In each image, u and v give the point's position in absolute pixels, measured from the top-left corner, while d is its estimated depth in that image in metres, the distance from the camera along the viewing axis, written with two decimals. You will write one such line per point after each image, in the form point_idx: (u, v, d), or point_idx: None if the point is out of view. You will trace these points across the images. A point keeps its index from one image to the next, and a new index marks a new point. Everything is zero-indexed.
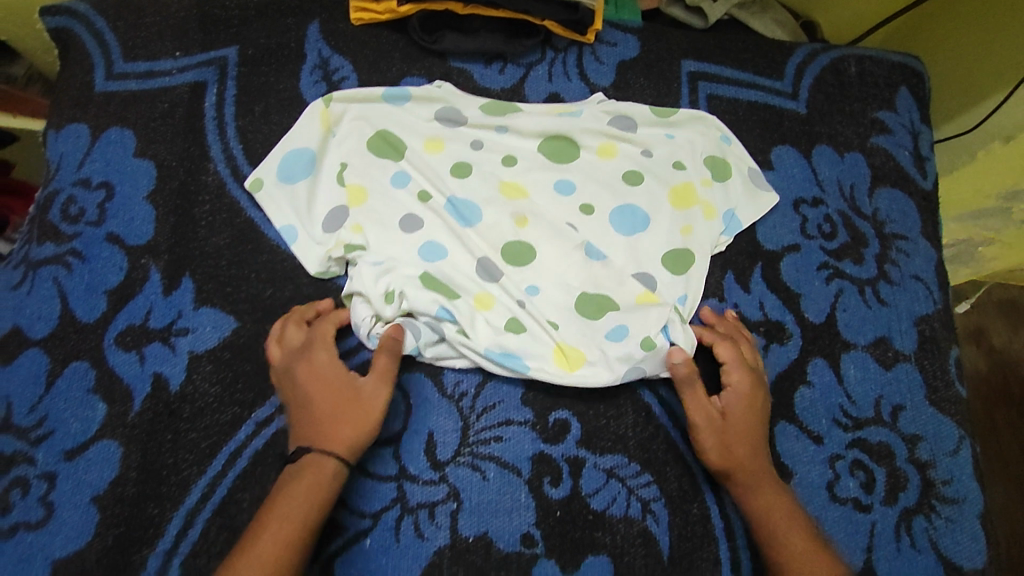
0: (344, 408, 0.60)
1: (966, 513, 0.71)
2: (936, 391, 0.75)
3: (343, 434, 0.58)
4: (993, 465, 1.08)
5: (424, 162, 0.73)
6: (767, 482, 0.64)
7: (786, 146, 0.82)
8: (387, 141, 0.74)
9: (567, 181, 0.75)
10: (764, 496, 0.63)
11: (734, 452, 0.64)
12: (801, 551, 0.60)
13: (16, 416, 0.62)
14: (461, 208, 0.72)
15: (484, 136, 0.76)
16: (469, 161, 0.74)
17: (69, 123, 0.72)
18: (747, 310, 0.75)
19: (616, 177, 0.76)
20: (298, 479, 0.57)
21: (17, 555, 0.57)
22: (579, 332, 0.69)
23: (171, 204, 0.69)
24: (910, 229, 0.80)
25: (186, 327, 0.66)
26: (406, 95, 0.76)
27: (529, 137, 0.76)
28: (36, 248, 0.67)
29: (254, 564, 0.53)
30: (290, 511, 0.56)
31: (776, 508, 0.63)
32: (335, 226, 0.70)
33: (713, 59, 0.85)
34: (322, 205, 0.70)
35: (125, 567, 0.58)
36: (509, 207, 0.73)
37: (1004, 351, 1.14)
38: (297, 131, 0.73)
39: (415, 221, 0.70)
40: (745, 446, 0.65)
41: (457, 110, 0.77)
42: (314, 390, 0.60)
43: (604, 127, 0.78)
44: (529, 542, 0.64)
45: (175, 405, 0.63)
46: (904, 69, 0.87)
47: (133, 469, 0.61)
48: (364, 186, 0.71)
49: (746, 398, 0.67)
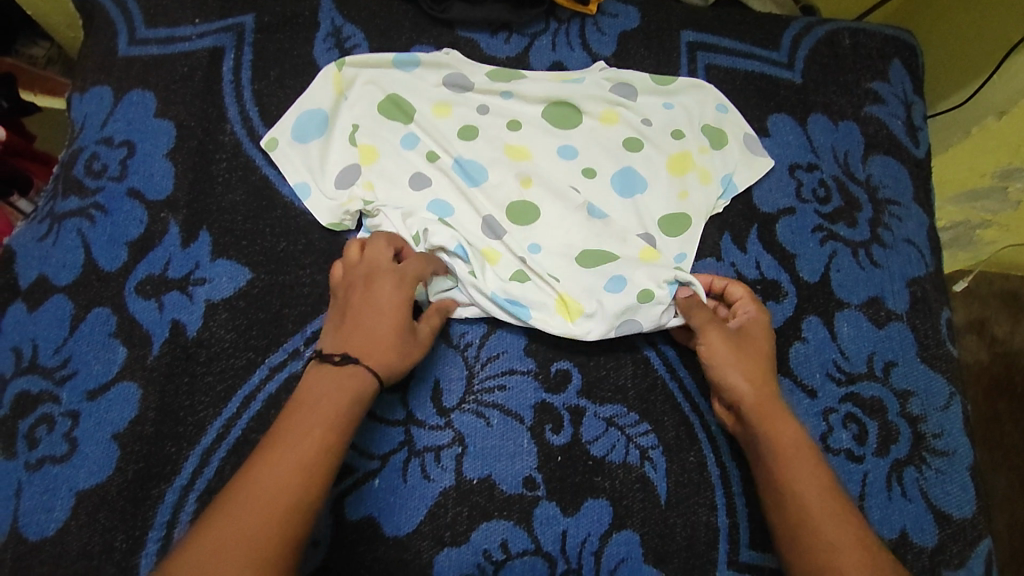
0: (399, 346, 0.61)
1: (955, 465, 0.72)
2: (927, 348, 0.76)
3: (382, 363, 0.59)
4: (995, 454, 1.09)
5: (432, 125, 0.76)
6: (783, 416, 0.63)
7: (783, 114, 0.84)
8: (397, 105, 0.77)
9: (570, 146, 0.78)
10: (778, 428, 0.62)
11: (758, 384, 0.64)
12: (812, 487, 0.58)
13: (43, 357, 0.65)
14: (468, 169, 0.74)
15: (490, 102, 0.79)
16: (476, 125, 0.77)
17: (94, 86, 0.76)
18: (744, 268, 0.77)
19: (616, 142, 0.78)
20: (320, 395, 0.56)
21: (44, 485, 0.61)
22: (580, 285, 0.71)
23: (189, 161, 0.73)
24: (902, 194, 0.83)
25: (203, 277, 0.69)
26: (416, 60, 0.79)
27: (533, 103, 0.79)
28: (62, 202, 0.71)
29: (280, 477, 0.51)
30: (301, 447, 0.53)
31: (791, 442, 0.61)
32: (348, 183, 0.73)
33: (712, 30, 0.87)
34: (335, 164, 0.74)
35: (143, 500, 0.61)
36: (513, 168, 0.75)
37: (1006, 341, 1.16)
38: (312, 94, 0.76)
39: (424, 180, 0.73)
40: (762, 378, 0.65)
41: (462, 75, 0.80)
42: (382, 299, 0.62)
43: (605, 95, 0.81)
44: (531, 485, 0.66)
45: (192, 349, 0.66)
46: (898, 42, 0.89)
47: (151, 410, 0.64)
48: (375, 146, 0.74)
49: (760, 333, 0.68)
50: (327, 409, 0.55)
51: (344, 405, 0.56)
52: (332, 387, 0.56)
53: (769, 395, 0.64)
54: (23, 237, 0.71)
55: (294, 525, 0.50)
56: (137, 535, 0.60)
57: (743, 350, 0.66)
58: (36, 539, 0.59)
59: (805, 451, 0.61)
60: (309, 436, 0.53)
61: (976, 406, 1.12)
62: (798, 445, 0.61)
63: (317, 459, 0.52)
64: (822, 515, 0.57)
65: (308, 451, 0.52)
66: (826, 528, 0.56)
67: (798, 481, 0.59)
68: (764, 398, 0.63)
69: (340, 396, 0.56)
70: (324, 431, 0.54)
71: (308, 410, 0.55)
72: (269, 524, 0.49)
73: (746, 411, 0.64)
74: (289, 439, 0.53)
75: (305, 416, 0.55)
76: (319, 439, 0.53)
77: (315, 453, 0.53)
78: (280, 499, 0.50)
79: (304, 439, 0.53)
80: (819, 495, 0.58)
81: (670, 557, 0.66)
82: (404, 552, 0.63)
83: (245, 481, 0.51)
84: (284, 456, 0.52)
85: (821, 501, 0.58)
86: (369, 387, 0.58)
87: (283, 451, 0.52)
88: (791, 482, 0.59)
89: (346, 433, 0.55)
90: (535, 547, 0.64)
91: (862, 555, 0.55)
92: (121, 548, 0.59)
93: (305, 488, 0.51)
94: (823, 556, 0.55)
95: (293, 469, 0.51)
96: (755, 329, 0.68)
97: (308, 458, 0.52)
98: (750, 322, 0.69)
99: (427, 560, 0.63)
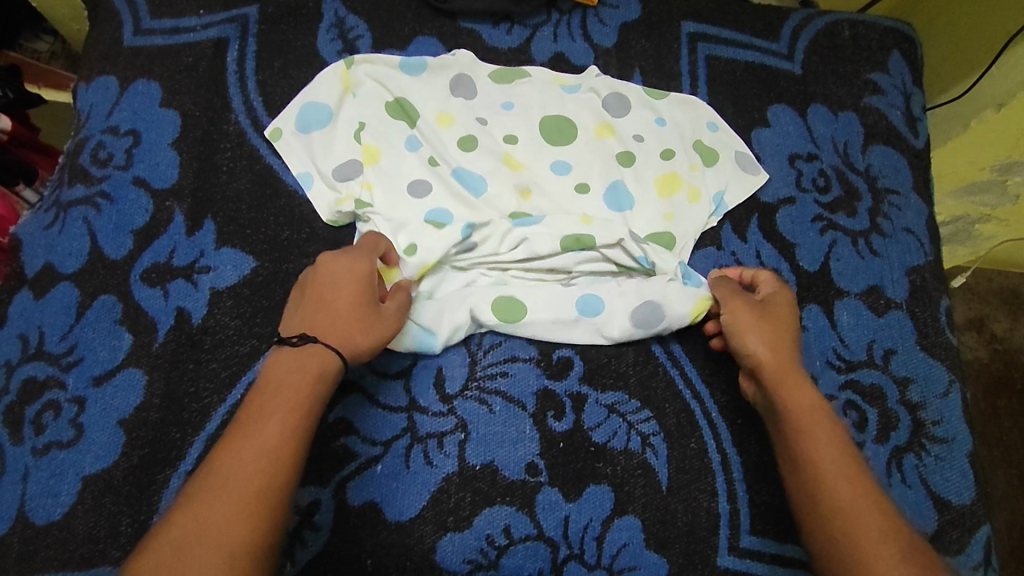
0: (362, 320, 0.60)
1: (954, 452, 0.73)
2: (927, 337, 0.77)
3: (348, 342, 0.59)
4: (995, 452, 1.09)
5: (434, 133, 0.76)
6: (801, 380, 0.63)
7: (782, 105, 0.85)
8: (402, 107, 0.77)
9: (563, 160, 0.78)
10: (796, 397, 0.62)
11: (774, 346, 0.65)
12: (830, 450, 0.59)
13: (49, 344, 0.66)
14: (468, 178, 0.75)
15: (489, 112, 0.79)
16: (476, 135, 0.77)
17: (99, 75, 0.76)
18: (744, 257, 0.78)
19: (610, 156, 0.78)
20: (281, 387, 0.55)
21: (50, 470, 0.61)
22: (597, 205, 0.76)
23: (194, 151, 0.74)
24: (902, 184, 0.83)
25: (208, 265, 0.69)
26: (422, 64, 0.80)
27: (533, 115, 0.80)
28: (68, 191, 0.72)
29: (247, 464, 0.51)
30: (265, 435, 0.53)
31: (806, 406, 0.62)
32: (348, 179, 0.73)
33: (712, 21, 0.88)
34: (336, 160, 0.74)
35: (149, 485, 0.62)
36: (512, 179, 0.76)
37: (1005, 339, 1.17)
38: (318, 89, 0.77)
39: (423, 183, 0.73)
40: (779, 340, 0.65)
41: (470, 78, 0.80)
42: (344, 282, 0.61)
43: (601, 110, 0.81)
44: (533, 471, 0.67)
45: (197, 336, 0.67)
46: (897, 33, 0.90)
47: (157, 396, 0.64)
48: (377, 147, 0.74)
49: (781, 304, 0.68)
50: (292, 394, 0.55)
51: (307, 389, 0.56)
52: (293, 368, 0.56)
53: (792, 364, 0.64)
54: (29, 225, 0.72)
55: (260, 515, 0.50)
56: (143, 519, 0.61)
57: (771, 321, 0.66)
58: (44, 523, 0.60)
59: (822, 417, 0.61)
60: (269, 423, 0.53)
61: (976, 404, 1.12)
62: (814, 413, 0.61)
63: (280, 446, 0.52)
64: (838, 480, 0.57)
65: (269, 438, 0.52)
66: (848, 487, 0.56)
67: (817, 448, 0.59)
68: (787, 367, 0.64)
69: (304, 379, 0.56)
70: (287, 418, 0.54)
71: (270, 396, 0.55)
72: (232, 515, 0.49)
73: (767, 380, 0.64)
74: (253, 427, 0.53)
75: (268, 403, 0.55)
76: (281, 425, 0.53)
77: (274, 445, 0.52)
78: (241, 488, 0.50)
79: (269, 427, 0.53)
80: (838, 460, 0.58)
81: (672, 542, 0.66)
82: (408, 537, 0.63)
83: (215, 469, 0.51)
84: (245, 446, 0.52)
85: (841, 462, 0.58)
86: (334, 366, 0.57)
87: (245, 440, 0.52)
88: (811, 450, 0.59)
89: (310, 418, 0.55)
90: (537, 532, 0.65)
91: (878, 520, 0.54)
92: (126, 532, 0.60)
93: (269, 478, 0.51)
94: (842, 523, 0.55)
95: (257, 457, 0.51)
96: (781, 302, 0.68)
97: (270, 446, 0.52)
98: (777, 296, 0.69)
99: (430, 544, 0.63)
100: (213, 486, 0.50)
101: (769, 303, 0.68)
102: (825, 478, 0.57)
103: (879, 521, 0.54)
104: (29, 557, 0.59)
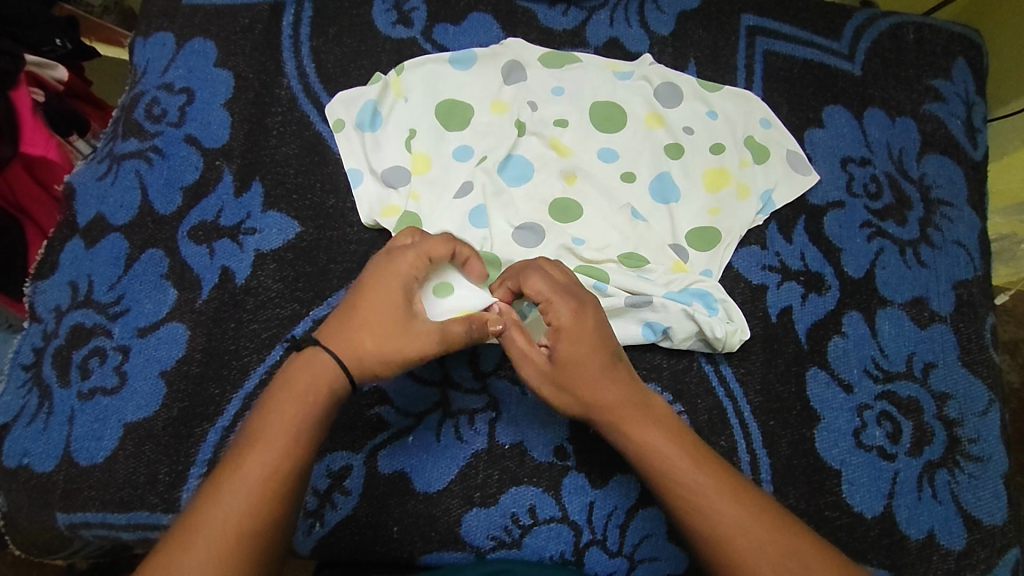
0: (380, 333, 0.54)
1: (989, 472, 0.71)
2: (969, 353, 0.75)
3: (354, 357, 0.54)
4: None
5: (487, 121, 0.76)
6: (639, 414, 0.57)
7: (839, 106, 0.83)
8: (454, 111, 0.76)
9: (611, 148, 0.77)
10: (638, 433, 0.57)
11: (593, 394, 0.57)
12: (684, 474, 0.55)
13: (97, 293, 0.67)
14: (515, 169, 0.75)
15: (539, 96, 0.78)
16: (525, 120, 0.77)
17: (157, 32, 0.78)
18: (788, 259, 0.76)
19: (657, 147, 0.77)
20: (276, 411, 0.51)
21: (94, 415, 0.63)
22: (642, 195, 0.76)
23: (246, 113, 0.74)
24: (956, 196, 0.81)
25: (254, 227, 0.70)
26: (474, 56, 0.79)
27: (583, 101, 0.79)
28: (122, 144, 0.73)
29: (242, 485, 0.48)
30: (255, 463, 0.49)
31: (647, 435, 0.57)
32: (395, 186, 0.72)
33: (773, 15, 0.86)
34: (387, 161, 0.73)
35: (187, 437, 0.63)
36: (558, 165, 0.75)
37: None
38: (373, 89, 0.76)
39: (467, 187, 0.72)
40: (605, 381, 0.57)
41: (521, 63, 0.79)
42: (372, 294, 0.55)
43: (651, 99, 0.79)
44: (561, 454, 0.67)
45: (240, 297, 0.67)
46: (963, 39, 0.87)
47: (199, 351, 0.65)
48: (428, 155, 0.74)
49: (580, 340, 0.57)
50: (282, 426, 0.51)
51: (298, 422, 0.51)
52: (291, 391, 0.52)
53: (626, 394, 0.58)
54: (82, 174, 0.73)
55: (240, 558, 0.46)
56: (180, 470, 0.62)
57: (569, 376, 0.57)
58: (87, 465, 0.61)
59: (672, 439, 0.57)
60: (262, 457, 0.49)
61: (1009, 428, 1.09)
62: (660, 430, 0.57)
63: (272, 479, 0.49)
64: (697, 489, 0.54)
65: (251, 480, 0.48)
66: (715, 516, 0.53)
67: (674, 466, 0.55)
68: (617, 404, 0.57)
69: (299, 404, 0.52)
70: (279, 453, 0.50)
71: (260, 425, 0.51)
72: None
73: (601, 423, 0.58)
74: (240, 458, 0.49)
75: (261, 433, 0.50)
76: (268, 465, 0.49)
77: (264, 469, 0.49)
78: (236, 512, 0.47)
79: (257, 465, 0.49)
80: (706, 480, 0.54)
81: None
82: (435, 508, 0.64)
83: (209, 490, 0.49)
84: (225, 497, 0.48)
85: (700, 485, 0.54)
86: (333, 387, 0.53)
87: (228, 489, 0.48)
88: (669, 473, 0.55)
89: (302, 456, 0.51)
90: (562, 514, 0.65)
91: (758, 524, 0.52)
92: (164, 481, 0.61)
93: (257, 516, 0.48)
94: (724, 545, 0.52)
95: (236, 504, 0.48)
96: (574, 333, 0.57)
97: (254, 491, 0.48)
98: (561, 328, 0.57)
99: (455, 517, 0.64)
100: (189, 538, 0.46)
101: (560, 346, 0.57)
102: (692, 494, 0.54)
103: (754, 522, 0.52)
104: (72, 495, 0.61)
